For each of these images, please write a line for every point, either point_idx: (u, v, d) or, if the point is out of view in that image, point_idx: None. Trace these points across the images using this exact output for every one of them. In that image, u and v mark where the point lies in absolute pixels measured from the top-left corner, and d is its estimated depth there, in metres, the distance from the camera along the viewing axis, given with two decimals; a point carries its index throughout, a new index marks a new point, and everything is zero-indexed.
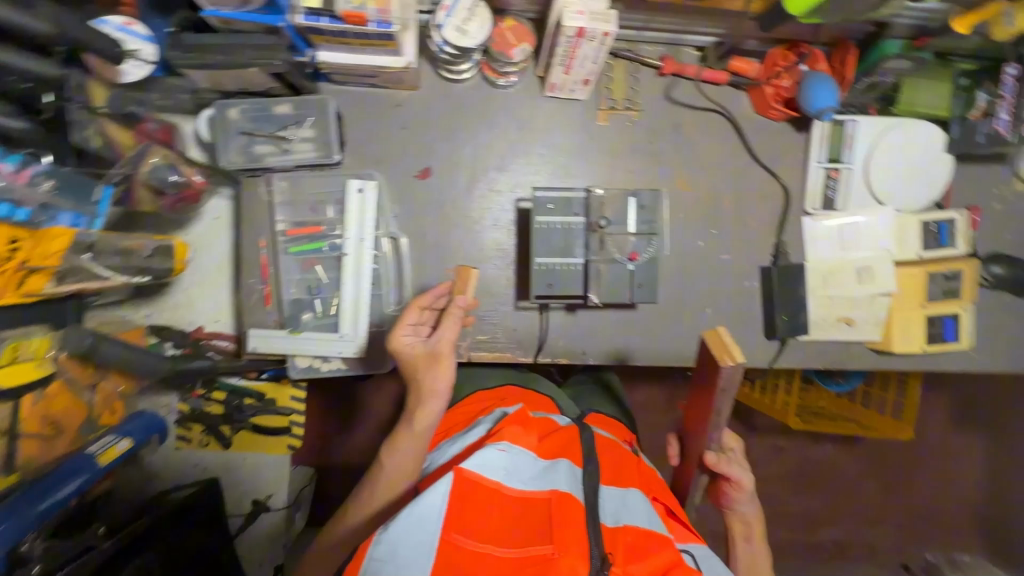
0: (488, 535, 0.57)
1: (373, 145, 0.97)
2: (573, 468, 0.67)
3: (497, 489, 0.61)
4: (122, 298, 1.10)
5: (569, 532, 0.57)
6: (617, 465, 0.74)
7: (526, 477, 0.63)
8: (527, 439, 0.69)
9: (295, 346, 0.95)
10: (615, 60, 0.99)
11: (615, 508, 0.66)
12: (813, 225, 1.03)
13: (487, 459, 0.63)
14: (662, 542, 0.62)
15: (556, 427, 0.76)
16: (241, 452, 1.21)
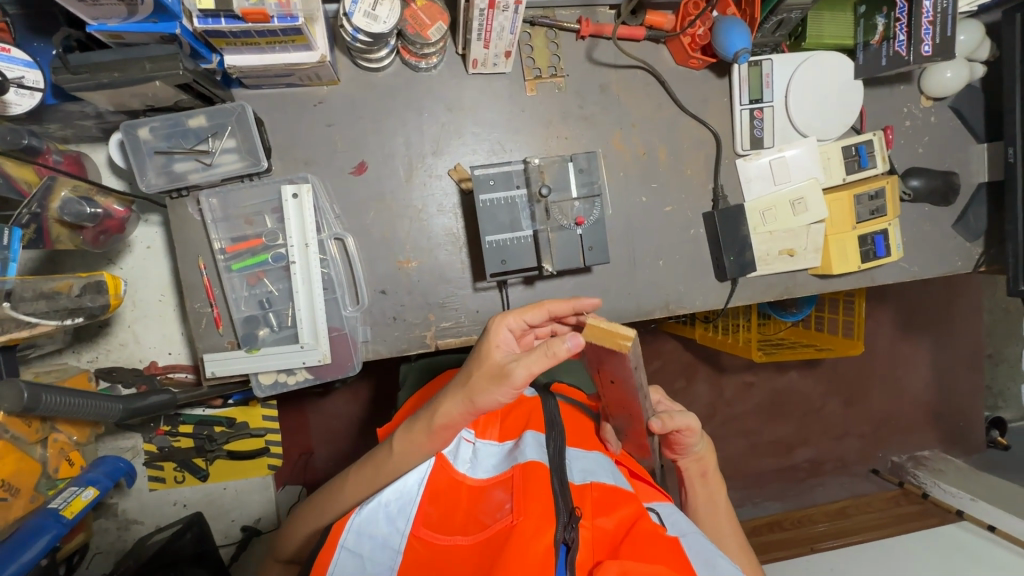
0: (458, 523, 0.61)
1: (302, 147, 0.94)
2: (537, 437, 0.69)
3: (463, 481, 0.67)
4: (61, 346, 1.04)
5: (534, 496, 0.59)
6: (580, 433, 0.79)
7: (489, 465, 0.69)
8: (488, 431, 0.76)
9: (254, 364, 0.91)
10: (533, 28, 0.99)
11: (583, 468, 0.68)
12: (745, 166, 1.08)
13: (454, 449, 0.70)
14: (627, 497, 0.64)
15: (520, 403, 0.82)
16: (220, 482, 1.18)
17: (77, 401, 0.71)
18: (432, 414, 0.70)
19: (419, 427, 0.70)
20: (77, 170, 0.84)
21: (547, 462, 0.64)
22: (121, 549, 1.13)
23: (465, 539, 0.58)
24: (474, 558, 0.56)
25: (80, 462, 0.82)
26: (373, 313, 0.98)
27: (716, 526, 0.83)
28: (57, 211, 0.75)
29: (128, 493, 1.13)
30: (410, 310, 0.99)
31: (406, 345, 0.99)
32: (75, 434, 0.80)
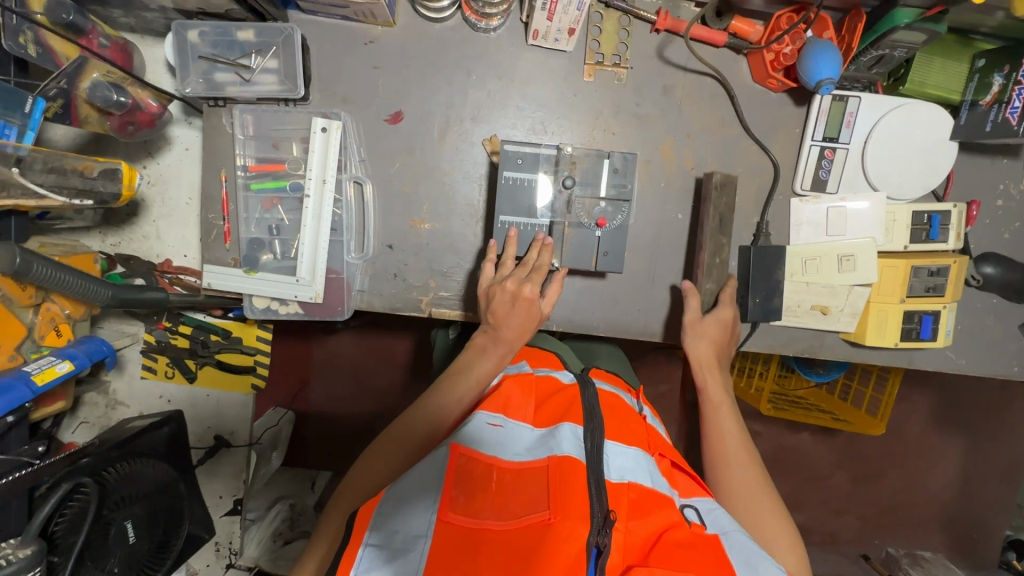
0: (489, 509, 0.56)
1: (344, 83, 0.92)
2: (576, 430, 0.64)
3: (495, 462, 0.61)
4: (88, 225, 1.08)
5: (571, 499, 0.56)
6: (622, 420, 0.71)
7: (521, 449, 0.63)
8: (521, 412, 0.69)
9: (249, 286, 0.92)
10: (607, 10, 0.92)
11: (621, 463, 0.63)
12: (799, 207, 0.99)
13: (481, 433, 0.63)
14: (664, 501, 0.61)
15: (559, 386, 0.73)
16: (205, 387, 1.22)
17: (66, 277, 0.73)
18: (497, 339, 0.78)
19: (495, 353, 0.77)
20: (122, 59, 0.85)
21: (583, 459, 0.60)
22: (105, 425, 1.20)
23: (499, 524, 0.55)
24: (508, 552, 0.52)
25: (70, 335, 0.85)
26: (376, 265, 0.97)
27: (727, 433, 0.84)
28: (85, 91, 0.77)
29: (122, 375, 1.18)
30: (413, 271, 0.98)
31: (401, 305, 0.98)
32: (68, 308, 0.83)
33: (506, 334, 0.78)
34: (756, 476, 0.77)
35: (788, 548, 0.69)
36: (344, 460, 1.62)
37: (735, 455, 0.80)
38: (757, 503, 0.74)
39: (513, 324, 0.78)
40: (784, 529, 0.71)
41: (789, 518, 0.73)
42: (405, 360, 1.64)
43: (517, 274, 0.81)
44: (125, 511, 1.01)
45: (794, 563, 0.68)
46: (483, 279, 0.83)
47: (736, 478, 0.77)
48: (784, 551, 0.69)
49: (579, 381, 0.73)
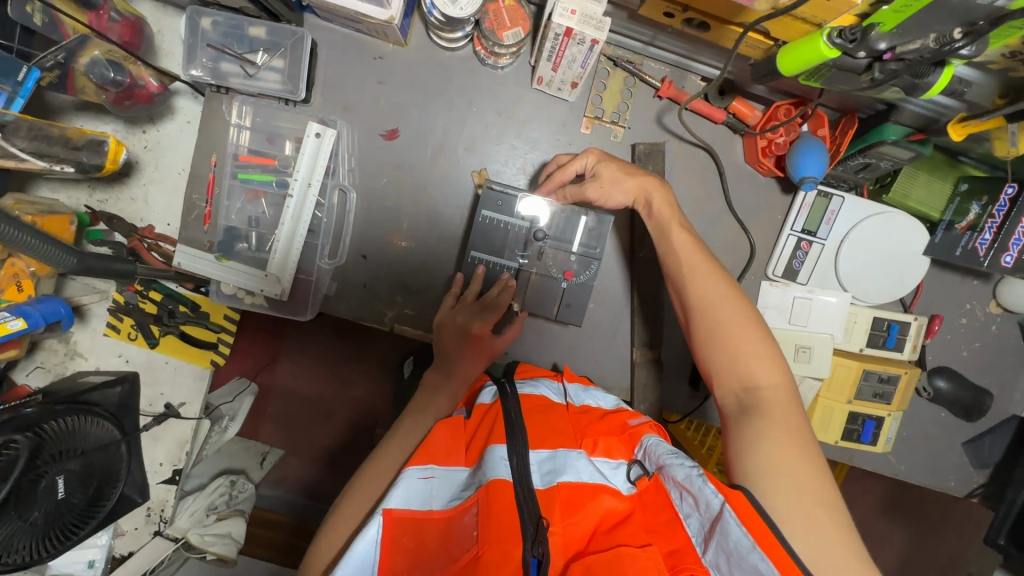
0: (433, 559, 0.58)
1: (348, 92, 0.94)
2: (501, 451, 0.63)
3: (429, 514, 0.61)
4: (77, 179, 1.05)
5: (500, 519, 0.56)
6: (548, 423, 0.71)
7: (452, 495, 0.63)
8: (453, 458, 0.68)
9: (219, 273, 0.93)
10: (614, 69, 0.94)
11: (547, 468, 0.63)
12: (768, 290, 1.00)
13: (412, 490, 0.63)
14: (597, 491, 0.60)
15: (482, 413, 0.73)
16: (164, 355, 1.22)
17: (32, 241, 0.74)
18: (448, 375, 0.79)
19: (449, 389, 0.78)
20: (131, 36, 0.87)
21: (510, 477, 0.60)
22: (60, 373, 1.18)
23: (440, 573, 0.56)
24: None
25: (32, 291, 0.86)
26: (347, 273, 0.98)
27: (698, 278, 0.73)
28: (84, 66, 0.81)
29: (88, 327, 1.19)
30: (383, 285, 0.99)
31: (365, 315, 0.99)
32: (34, 266, 0.85)
33: (455, 377, 0.79)
34: (738, 314, 0.69)
35: (772, 376, 0.65)
36: (294, 444, 1.63)
37: (711, 301, 0.70)
38: (741, 340, 0.67)
39: (462, 368, 0.80)
40: (764, 358, 0.66)
41: (771, 342, 0.67)
42: (372, 357, 1.65)
43: (472, 311, 0.84)
44: (59, 466, 1.02)
45: (777, 384, 0.64)
46: (442, 310, 0.86)
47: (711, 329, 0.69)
48: (765, 374, 0.65)
49: (499, 395, 0.73)
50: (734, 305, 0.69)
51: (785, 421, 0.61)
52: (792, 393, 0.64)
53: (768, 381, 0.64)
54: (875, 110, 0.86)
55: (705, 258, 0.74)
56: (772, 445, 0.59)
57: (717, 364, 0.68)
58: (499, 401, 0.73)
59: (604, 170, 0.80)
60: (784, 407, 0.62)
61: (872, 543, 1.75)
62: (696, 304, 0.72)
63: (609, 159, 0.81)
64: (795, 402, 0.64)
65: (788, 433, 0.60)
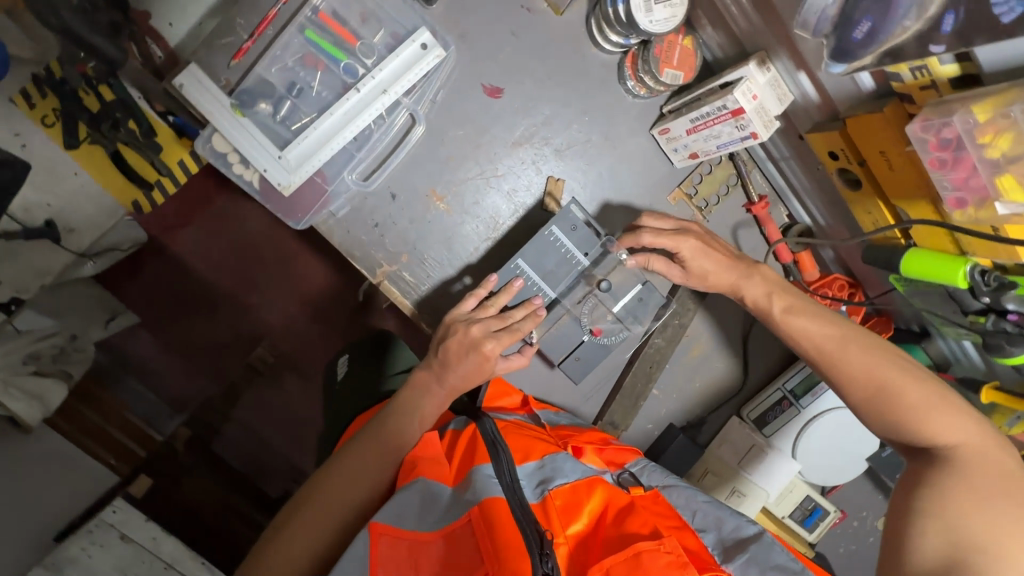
0: None
1: (477, 22, 0.81)
2: (487, 469, 0.61)
3: (416, 535, 0.57)
4: None
5: (505, 535, 0.53)
6: (531, 435, 0.69)
7: (439, 513, 0.59)
8: (438, 467, 0.64)
9: (222, 123, 0.74)
10: (727, 160, 0.92)
11: (538, 480, 0.61)
12: (734, 426, 1.00)
13: (402, 508, 0.60)
14: (591, 487, 0.59)
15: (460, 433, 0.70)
16: (75, 164, 0.94)
17: None
18: (441, 372, 0.72)
19: (437, 395, 0.72)
20: None
21: (504, 493, 0.57)
22: None
23: None
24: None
25: None
26: (365, 202, 0.83)
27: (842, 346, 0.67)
28: None
29: None
30: (395, 235, 0.85)
31: (359, 256, 0.84)
32: None
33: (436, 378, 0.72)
34: (896, 371, 0.63)
35: (958, 434, 0.58)
36: None
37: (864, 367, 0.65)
38: (907, 397, 0.61)
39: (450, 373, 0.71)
40: (942, 421, 0.59)
41: (947, 397, 0.61)
42: None
43: (489, 324, 0.73)
44: None
45: (968, 441, 0.58)
46: (457, 307, 0.74)
47: (868, 396, 0.64)
48: (948, 434, 0.58)
49: (474, 423, 0.68)
50: (891, 364, 0.64)
51: (982, 485, 0.53)
52: (988, 448, 0.57)
53: (954, 441, 0.58)
54: (909, 327, 0.91)
55: (836, 323, 0.68)
56: (961, 510, 0.52)
57: (886, 425, 0.63)
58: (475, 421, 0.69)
59: (700, 262, 0.76)
60: (978, 469, 0.55)
61: None
62: (835, 373, 0.67)
63: (701, 257, 0.75)
64: (996, 455, 0.56)
65: (985, 480, 0.54)
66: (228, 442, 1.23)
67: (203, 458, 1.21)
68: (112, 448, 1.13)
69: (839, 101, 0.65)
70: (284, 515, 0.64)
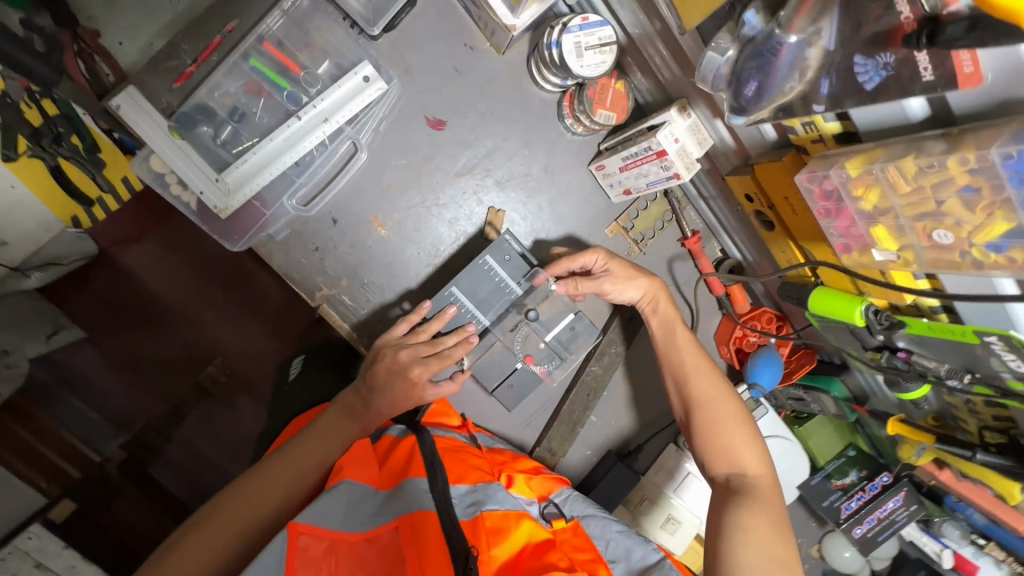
0: None
1: (419, 56, 0.84)
2: (422, 483, 0.64)
3: (337, 537, 0.59)
4: None
5: (430, 552, 0.55)
6: (470, 457, 0.72)
7: (368, 514, 0.62)
8: (366, 471, 0.67)
9: (160, 145, 0.74)
10: (662, 196, 0.96)
11: (472, 500, 0.64)
12: (670, 452, 1.00)
13: (323, 508, 0.60)
14: (519, 518, 0.64)
15: (395, 442, 0.73)
16: (11, 178, 0.87)
17: None
18: (369, 391, 0.73)
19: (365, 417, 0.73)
20: None
21: (435, 507, 0.60)
22: None
23: None
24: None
25: None
26: (306, 226, 0.84)
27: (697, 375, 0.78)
28: None
29: None
30: (336, 259, 0.86)
31: (298, 278, 0.85)
32: None
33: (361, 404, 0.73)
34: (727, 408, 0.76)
35: (759, 466, 0.71)
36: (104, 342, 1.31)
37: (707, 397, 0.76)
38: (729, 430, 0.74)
39: (379, 397, 0.73)
40: (751, 452, 0.72)
41: (757, 434, 0.74)
42: None
43: (417, 350, 0.74)
44: None
45: (763, 472, 0.71)
46: (389, 333, 0.76)
47: (703, 422, 0.75)
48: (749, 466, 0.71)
49: (413, 432, 0.72)
50: (723, 400, 0.76)
51: (771, 511, 0.66)
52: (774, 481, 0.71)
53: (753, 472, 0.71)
54: (831, 360, 0.96)
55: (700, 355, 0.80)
56: (748, 526, 0.64)
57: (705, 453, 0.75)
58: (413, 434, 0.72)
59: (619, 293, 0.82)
60: (768, 497, 0.67)
61: None
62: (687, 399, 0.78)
63: (623, 286, 0.82)
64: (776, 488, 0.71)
65: (767, 507, 0.66)
66: (167, 463, 1.20)
67: (139, 480, 1.18)
68: (50, 469, 1.09)
69: (750, 148, 0.69)
70: (179, 534, 0.62)
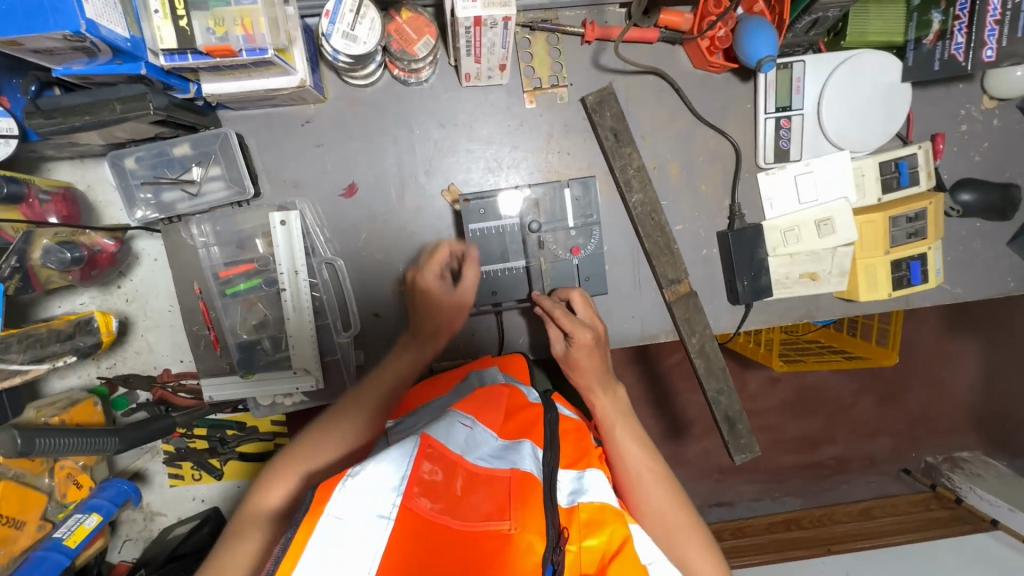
0: (456, 498, 0.54)
1: (290, 167, 0.91)
2: (537, 450, 0.63)
3: (461, 461, 0.57)
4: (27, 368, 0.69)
5: (531, 515, 0.55)
6: (581, 448, 0.71)
7: (487, 453, 0.60)
8: (489, 419, 0.66)
9: (250, 389, 0.93)
10: (533, 34, 0.91)
11: (572, 488, 0.63)
12: (767, 181, 0.98)
13: (452, 432, 0.60)
14: (616, 517, 0.61)
15: (523, 404, 0.72)
16: (233, 480, 1.24)
17: (65, 441, 0.72)
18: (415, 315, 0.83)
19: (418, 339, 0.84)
20: (67, 209, 0.80)
21: (541, 478, 0.60)
22: (148, 537, 1.23)
23: (465, 524, 0.51)
24: (465, 546, 0.49)
25: (90, 482, 0.83)
26: (367, 336, 0.97)
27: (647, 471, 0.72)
28: (40, 260, 0.71)
29: (152, 485, 1.21)
30: (405, 333, 0.98)
31: None
32: (82, 459, 0.81)
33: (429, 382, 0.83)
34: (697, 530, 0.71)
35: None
36: None
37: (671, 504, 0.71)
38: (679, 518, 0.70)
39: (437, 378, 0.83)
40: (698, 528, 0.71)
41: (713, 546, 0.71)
42: None
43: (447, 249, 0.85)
44: None
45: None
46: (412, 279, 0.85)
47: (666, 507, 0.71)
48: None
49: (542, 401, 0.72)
50: (655, 480, 0.72)
51: None
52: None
53: None
54: None
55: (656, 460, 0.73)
56: None
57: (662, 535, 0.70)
58: (542, 404, 0.73)
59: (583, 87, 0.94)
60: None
61: (944, 367, 1.72)
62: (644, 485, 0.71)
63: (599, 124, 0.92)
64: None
65: None
66: None
67: None
68: None
69: None
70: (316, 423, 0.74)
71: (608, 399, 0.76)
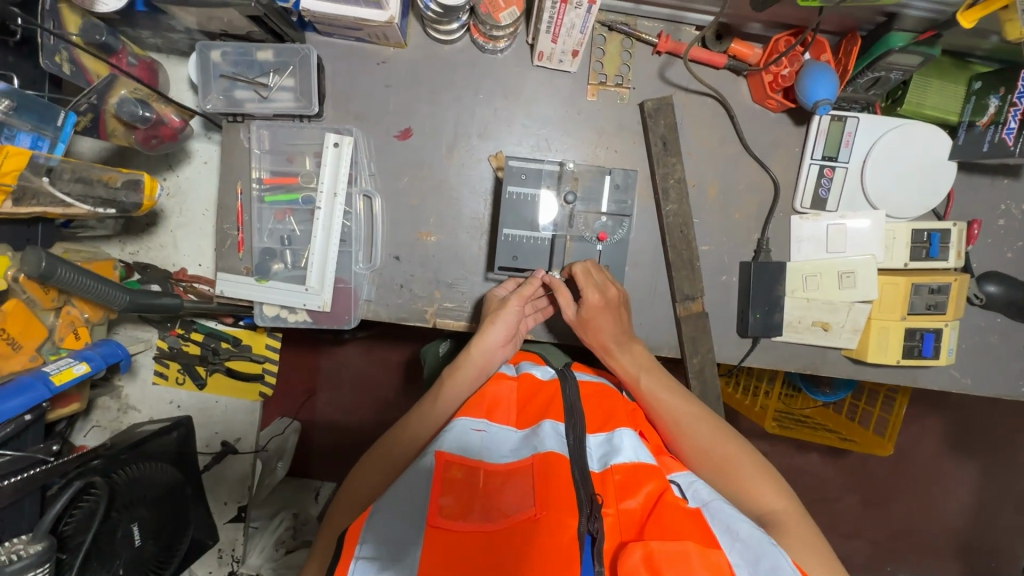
0: (478, 498, 0.59)
1: (356, 99, 0.97)
2: (557, 426, 0.66)
3: (482, 465, 0.63)
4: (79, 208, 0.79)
5: (557, 490, 0.58)
6: (606, 408, 0.73)
7: (508, 450, 0.65)
8: (506, 417, 0.72)
9: (261, 293, 0.96)
10: (610, 33, 0.96)
11: (602, 452, 0.65)
12: (798, 224, 1.01)
13: (466, 439, 0.65)
14: (651, 472, 0.61)
15: (539, 385, 0.76)
16: (213, 394, 1.24)
17: (84, 280, 0.79)
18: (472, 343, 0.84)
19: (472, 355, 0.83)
20: (149, 78, 0.91)
21: (566, 452, 0.62)
22: (116, 429, 1.22)
23: (487, 525, 0.56)
24: (496, 548, 0.54)
25: (87, 338, 0.91)
26: (383, 275, 0.99)
27: (682, 418, 0.76)
28: (114, 107, 0.85)
29: (135, 379, 1.22)
30: (420, 282, 1.00)
31: (406, 315, 1.00)
32: (87, 311, 0.89)
33: (473, 372, 0.83)
34: (747, 458, 0.71)
35: (777, 500, 0.67)
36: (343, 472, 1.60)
37: (715, 441, 0.73)
38: (727, 450, 0.72)
39: (472, 366, 0.83)
40: (744, 453, 0.71)
41: (769, 469, 0.70)
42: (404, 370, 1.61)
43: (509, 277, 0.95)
44: (131, 513, 0.96)
45: (786, 507, 0.66)
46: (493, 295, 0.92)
47: (708, 443, 0.73)
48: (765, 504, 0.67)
49: (556, 376, 0.76)
50: (692, 419, 0.75)
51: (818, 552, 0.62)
52: (803, 513, 0.66)
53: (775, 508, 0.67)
54: (876, 23, 0.87)
55: (691, 400, 0.78)
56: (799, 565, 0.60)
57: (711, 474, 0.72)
58: (557, 378, 0.76)
59: (646, 93, 0.99)
60: (800, 529, 0.64)
61: (937, 482, 1.66)
62: (690, 436, 0.74)
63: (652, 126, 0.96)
64: (805, 517, 0.66)
65: (800, 525, 0.64)
66: None
67: None
68: None
69: None
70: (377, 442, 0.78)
71: (626, 358, 0.83)
